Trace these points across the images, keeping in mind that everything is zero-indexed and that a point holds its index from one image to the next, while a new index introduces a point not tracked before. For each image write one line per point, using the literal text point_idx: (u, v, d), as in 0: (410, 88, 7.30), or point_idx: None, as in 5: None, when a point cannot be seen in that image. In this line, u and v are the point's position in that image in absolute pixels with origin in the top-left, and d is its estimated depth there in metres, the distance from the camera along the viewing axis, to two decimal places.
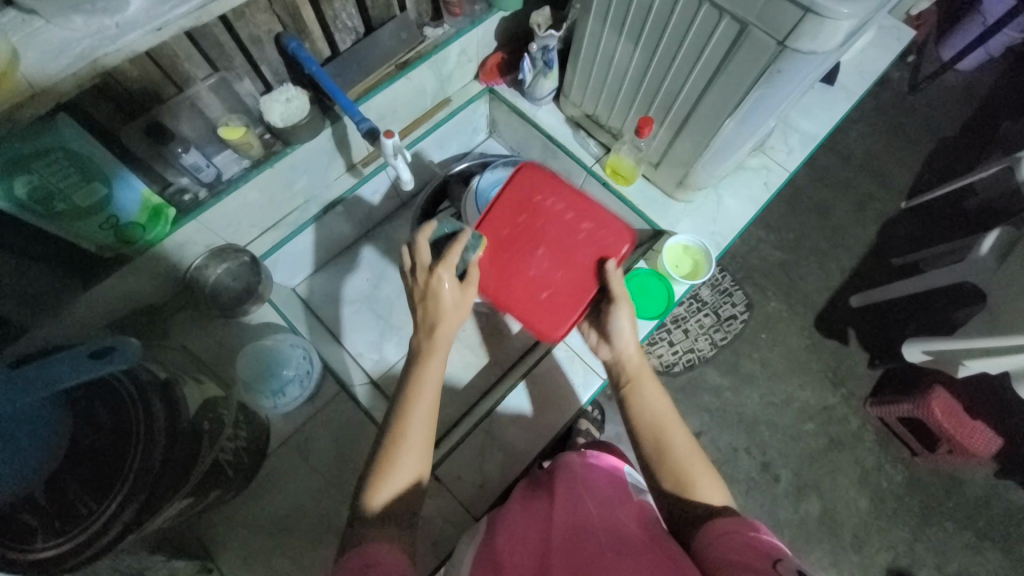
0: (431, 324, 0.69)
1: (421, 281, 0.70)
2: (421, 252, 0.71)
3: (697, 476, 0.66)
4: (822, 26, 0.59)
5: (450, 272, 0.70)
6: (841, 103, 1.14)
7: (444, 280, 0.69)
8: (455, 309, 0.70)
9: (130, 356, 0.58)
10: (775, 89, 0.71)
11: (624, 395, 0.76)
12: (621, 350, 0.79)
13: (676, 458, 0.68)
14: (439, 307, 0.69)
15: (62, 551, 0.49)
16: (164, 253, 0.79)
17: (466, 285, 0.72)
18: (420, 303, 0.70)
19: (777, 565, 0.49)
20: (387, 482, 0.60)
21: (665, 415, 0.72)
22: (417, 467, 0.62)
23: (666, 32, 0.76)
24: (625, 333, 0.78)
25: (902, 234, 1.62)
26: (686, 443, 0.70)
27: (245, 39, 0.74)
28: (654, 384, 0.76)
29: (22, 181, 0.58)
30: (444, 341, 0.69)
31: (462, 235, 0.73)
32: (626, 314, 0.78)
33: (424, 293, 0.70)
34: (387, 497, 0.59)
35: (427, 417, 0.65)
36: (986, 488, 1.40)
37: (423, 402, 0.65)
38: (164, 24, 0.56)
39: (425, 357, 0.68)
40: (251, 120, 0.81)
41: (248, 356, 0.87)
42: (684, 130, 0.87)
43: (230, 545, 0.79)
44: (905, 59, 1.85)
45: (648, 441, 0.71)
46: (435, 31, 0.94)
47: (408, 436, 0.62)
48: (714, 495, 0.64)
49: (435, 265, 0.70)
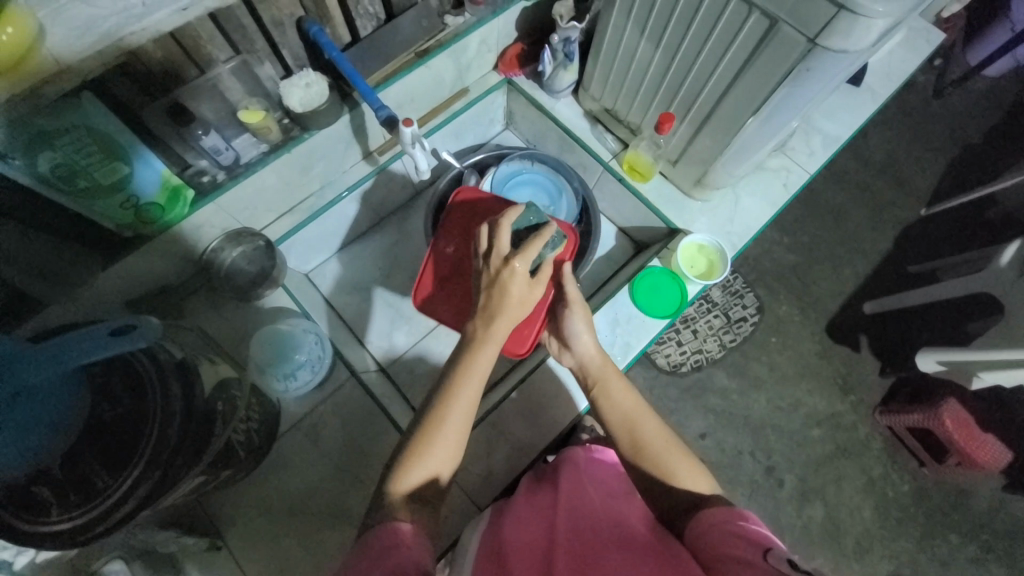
0: (491, 314, 0.67)
1: (493, 268, 0.68)
2: (498, 237, 0.69)
3: (675, 465, 0.67)
4: (855, 24, 0.58)
5: (524, 266, 0.67)
6: (865, 105, 1.12)
7: (516, 272, 0.66)
8: (519, 306, 0.67)
9: (150, 334, 0.59)
10: (802, 89, 0.70)
11: (594, 398, 0.77)
12: (582, 354, 0.79)
13: (654, 450, 0.69)
14: (503, 300, 0.66)
15: (76, 525, 0.52)
16: (182, 234, 0.80)
17: (537, 280, 0.69)
18: (486, 290, 0.68)
19: (768, 553, 0.49)
20: (414, 468, 0.60)
21: (634, 409, 0.73)
22: (449, 455, 0.62)
23: (693, 26, 0.75)
24: (584, 338, 0.79)
25: (920, 242, 1.59)
26: (660, 431, 0.71)
27: (267, 22, 0.73)
28: (620, 382, 0.76)
29: (45, 159, 0.59)
30: (499, 338, 0.66)
31: (544, 229, 0.69)
32: (582, 317, 0.79)
33: (493, 281, 0.68)
34: (415, 482, 0.60)
35: (465, 412, 0.64)
36: (993, 502, 1.38)
37: (463, 395, 0.64)
38: (187, 4, 0.58)
39: (478, 345, 0.66)
40: (270, 104, 0.81)
41: (263, 339, 0.89)
42: (706, 127, 0.85)
43: (237, 525, 0.80)
44: (931, 63, 1.80)
45: (623, 437, 0.71)
46: (456, 19, 0.92)
47: (447, 423, 0.62)
48: (700, 484, 0.65)
49: (511, 255, 0.67)
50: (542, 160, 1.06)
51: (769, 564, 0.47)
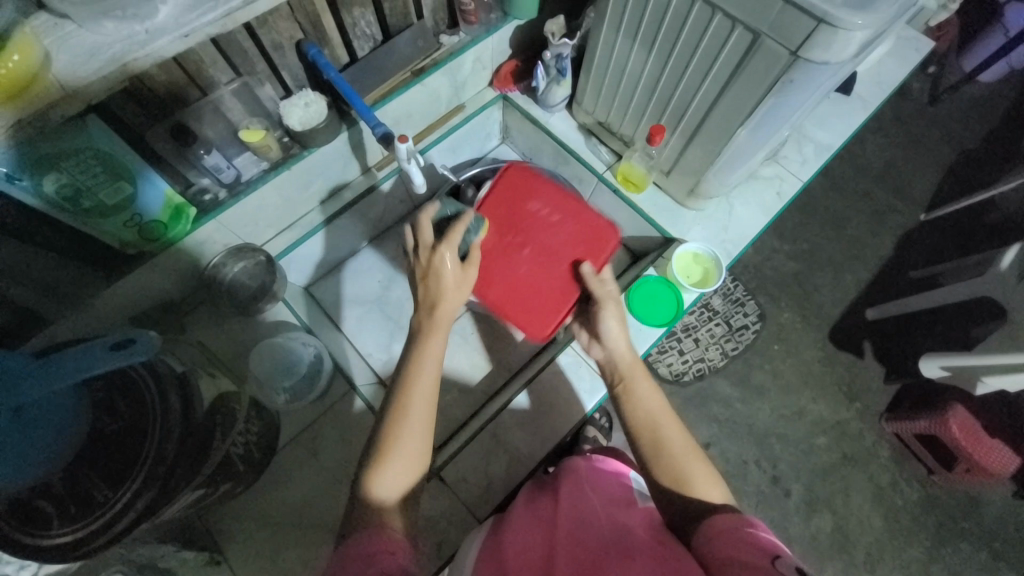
0: (433, 300, 0.72)
1: (423, 258, 0.74)
2: (423, 229, 0.75)
3: (693, 472, 0.66)
4: (834, 37, 0.59)
5: (451, 252, 0.74)
6: (857, 113, 1.13)
7: (444, 258, 0.73)
8: (457, 288, 0.73)
9: (149, 349, 0.58)
10: (787, 99, 0.71)
11: (618, 394, 0.76)
12: (612, 350, 0.79)
13: (672, 457, 0.68)
14: (442, 287, 0.72)
15: (75, 537, 0.53)
16: (185, 251, 0.82)
17: (467, 265, 0.75)
18: (422, 283, 0.74)
19: (776, 561, 0.48)
20: (385, 474, 0.60)
21: (660, 414, 0.72)
22: (420, 450, 0.63)
23: (679, 40, 0.77)
24: (615, 334, 0.79)
25: (920, 246, 1.59)
26: (683, 440, 0.70)
27: (268, 46, 0.76)
28: (648, 385, 0.75)
29: (51, 180, 0.61)
30: (446, 318, 0.71)
31: (463, 217, 0.78)
32: (614, 314, 0.80)
33: (426, 271, 0.73)
34: (384, 485, 0.60)
35: (427, 399, 0.65)
36: (1005, 509, 1.36)
37: (422, 382, 0.66)
38: (191, 31, 0.58)
39: (427, 335, 0.70)
40: (271, 123, 0.84)
41: (261, 353, 0.91)
42: (696, 138, 0.87)
43: (237, 540, 0.80)
44: (925, 70, 1.82)
45: (644, 437, 0.71)
46: (451, 38, 0.96)
47: (409, 415, 0.63)
48: (712, 490, 0.64)
49: (436, 244, 0.74)
50: None
51: (775, 568, 0.47)
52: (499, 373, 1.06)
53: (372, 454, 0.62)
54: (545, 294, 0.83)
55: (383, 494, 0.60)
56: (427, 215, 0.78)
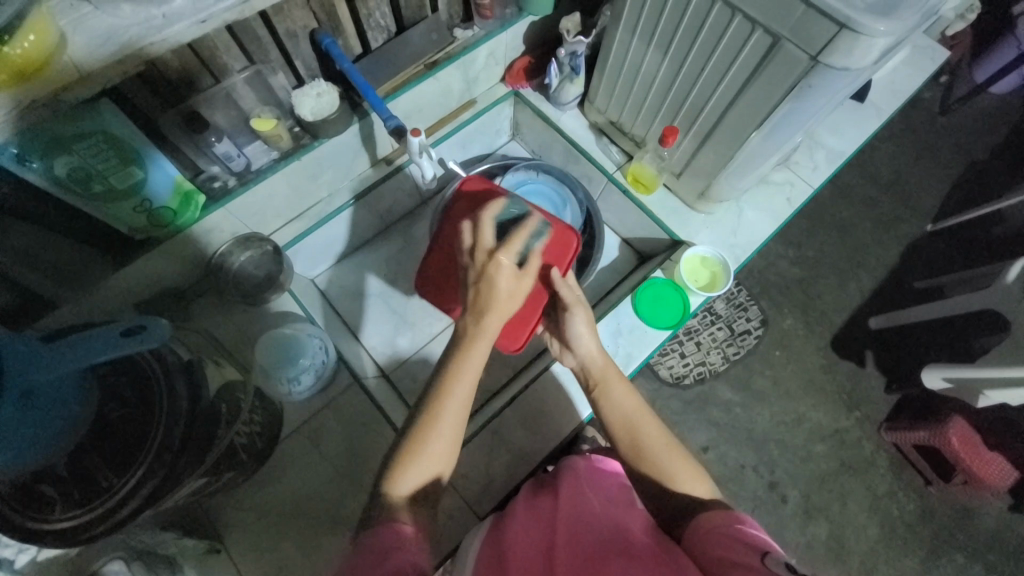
0: (481, 309, 0.61)
1: (478, 262, 0.63)
2: (482, 231, 0.64)
3: (673, 470, 0.67)
4: (856, 43, 0.59)
5: (510, 260, 0.62)
6: (869, 121, 1.13)
7: (502, 265, 0.62)
8: (509, 301, 0.62)
9: (161, 335, 0.57)
10: (804, 104, 0.71)
11: (595, 399, 0.74)
12: (585, 356, 0.76)
13: (650, 457, 0.68)
14: (493, 296, 0.61)
15: (78, 523, 0.53)
16: (193, 238, 0.81)
17: (525, 271, 0.63)
18: (473, 285, 0.63)
19: (765, 557, 0.50)
20: (407, 473, 0.60)
21: (636, 414, 0.71)
22: (446, 452, 0.62)
23: (697, 42, 0.76)
24: (583, 338, 0.75)
25: (926, 257, 1.58)
26: (661, 437, 0.69)
27: (282, 34, 0.76)
28: (621, 385, 0.73)
29: (62, 163, 0.61)
30: (491, 332, 0.62)
31: (528, 222, 0.66)
32: (584, 317, 0.75)
33: (480, 275, 0.62)
34: (407, 487, 0.60)
35: (459, 411, 0.62)
36: (1000, 522, 1.36)
37: (457, 394, 0.62)
38: (208, 17, 0.58)
39: (470, 341, 0.62)
40: (282, 112, 0.83)
41: (268, 343, 0.89)
42: (710, 141, 0.86)
43: (237, 529, 0.80)
44: (937, 79, 1.81)
45: (623, 441, 0.70)
46: (465, 32, 0.95)
47: (440, 423, 0.61)
48: (696, 488, 0.65)
49: (496, 248, 0.63)
50: (547, 171, 1.07)
51: (766, 568, 0.48)
52: (501, 371, 1.05)
53: (398, 450, 0.62)
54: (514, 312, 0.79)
55: (400, 494, 0.59)
56: (490, 215, 0.66)
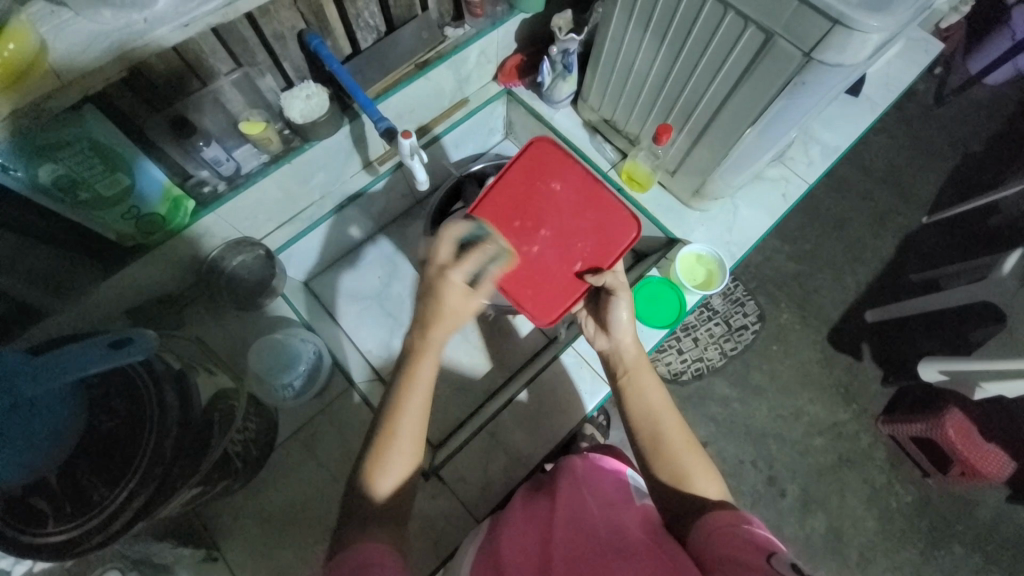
0: (428, 320, 0.64)
1: (430, 278, 0.64)
2: (436, 247, 0.65)
3: (692, 468, 0.66)
4: (850, 38, 0.58)
5: (462, 277, 0.64)
6: (864, 115, 1.12)
7: (452, 281, 0.63)
8: (456, 316, 0.64)
9: (147, 347, 0.58)
10: (798, 101, 0.70)
11: (622, 385, 0.74)
12: (620, 341, 0.76)
13: (670, 453, 0.67)
14: (440, 309, 0.63)
15: (70, 537, 0.52)
16: (184, 243, 0.81)
17: (477, 290, 0.64)
18: (422, 298, 0.65)
19: (772, 558, 0.50)
20: (383, 471, 0.60)
21: (661, 408, 0.70)
22: (410, 456, 0.62)
23: (690, 38, 0.75)
24: (623, 322, 0.75)
25: (922, 250, 1.58)
26: (682, 433, 0.68)
27: (269, 36, 0.74)
28: (651, 376, 0.74)
29: (46, 170, 0.59)
30: (437, 344, 0.64)
31: (484, 244, 0.65)
32: (627, 303, 0.76)
33: (427, 291, 0.64)
34: (389, 486, 0.61)
35: (418, 424, 0.63)
36: (996, 512, 1.37)
37: (411, 407, 0.62)
38: (191, 20, 0.57)
39: (418, 355, 0.64)
40: (271, 115, 0.82)
41: (260, 349, 0.86)
42: (703, 138, 0.86)
43: (235, 535, 0.80)
44: (932, 71, 1.81)
45: (645, 432, 0.69)
46: (456, 31, 0.94)
47: (395, 437, 0.61)
48: (711, 487, 0.64)
49: (450, 263, 0.64)
50: None
51: (771, 568, 0.48)
52: (499, 371, 1.05)
53: (371, 447, 0.62)
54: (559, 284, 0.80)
55: (382, 493, 0.60)
56: (449, 232, 0.66)
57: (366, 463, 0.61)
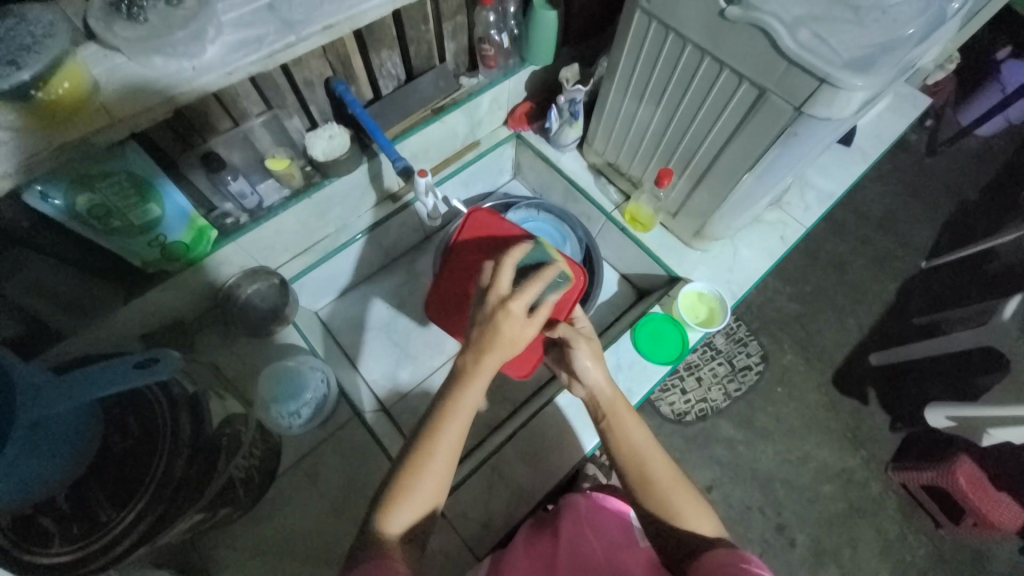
0: (481, 348, 0.61)
1: (490, 307, 0.62)
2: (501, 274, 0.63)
3: (681, 504, 0.64)
4: (837, 96, 0.63)
5: (522, 307, 0.61)
6: (857, 163, 1.17)
7: (512, 313, 0.60)
8: (513, 345, 0.61)
9: (173, 366, 0.59)
10: (791, 150, 0.75)
11: (605, 427, 0.70)
12: (592, 386, 0.73)
13: (660, 490, 0.64)
14: (495, 339, 0.61)
15: (75, 558, 0.50)
16: (203, 271, 0.84)
17: (531, 322, 0.62)
18: (479, 324, 0.62)
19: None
20: (399, 508, 0.59)
21: (646, 448, 0.67)
22: (432, 493, 0.61)
23: (689, 91, 0.81)
24: (591, 370, 0.73)
25: (922, 294, 1.60)
26: (669, 471, 0.66)
27: (299, 82, 0.81)
28: (631, 414, 0.70)
29: (83, 199, 0.64)
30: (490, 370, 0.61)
31: (547, 270, 0.63)
32: (589, 351, 0.74)
33: (487, 319, 0.61)
34: (396, 529, 0.59)
35: (449, 449, 0.61)
36: (1015, 568, 1.31)
37: (447, 431, 0.61)
38: (235, 69, 0.62)
39: (466, 381, 0.61)
40: (295, 153, 0.88)
41: (271, 376, 0.90)
42: (703, 183, 0.90)
43: (229, 569, 0.78)
44: (923, 123, 1.89)
45: (630, 472, 0.66)
46: (470, 80, 1.01)
47: (425, 470, 0.60)
48: (703, 524, 0.63)
49: (508, 295, 0.62)
50: (548, 209, 1.11)
51: None
52: (502, 405, 1.05)
53: (392, 484, 0.61)
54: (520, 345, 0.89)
55: (394, 534, 0.59)
56: (512, 256, 0.64)
57: (379, 503, 0.61)
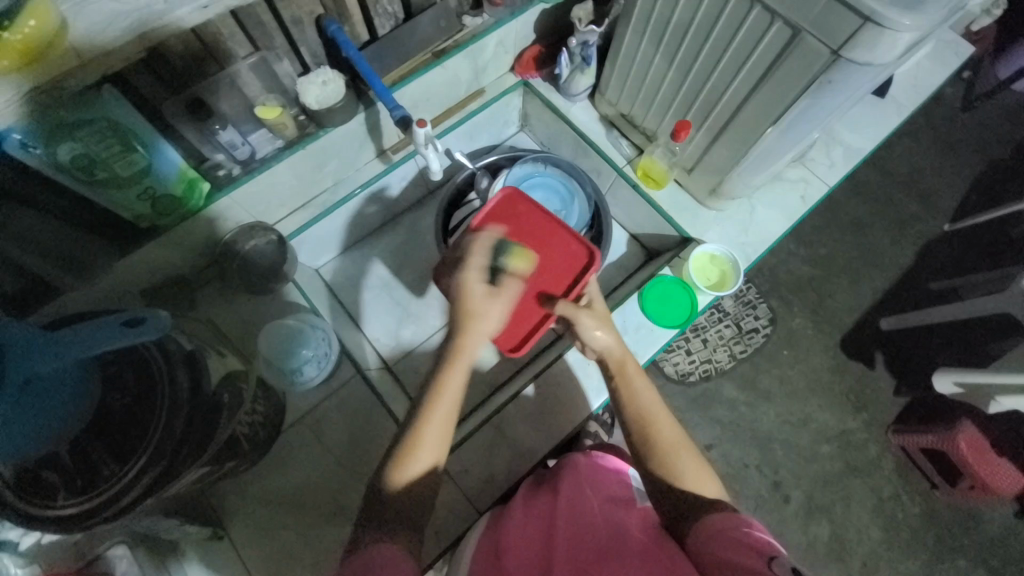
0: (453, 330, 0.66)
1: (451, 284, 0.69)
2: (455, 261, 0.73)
3: (684, 468, 0.64)
4: (881, 37, 0.56)
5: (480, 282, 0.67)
6: (889, 117, 1.09)
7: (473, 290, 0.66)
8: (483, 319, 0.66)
9: (161, 327, 0.58)
10: (823, 100, 0.68)
11: (615, 389, 0.71)
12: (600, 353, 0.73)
13: (662, 450, 0.65)
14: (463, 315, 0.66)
15: (82, 509, 0.53)
16: (200, 225, 0.81)
17: (496, 295, 0.67)
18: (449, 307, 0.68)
19: (772, 563, 0.50)
20: (412, 458, 0.60)
21: (654, 408, 0.68)
22: (438, 450, 0.62)
23: (714, 32, 0.73)
24: (599, 339, 0.72)
25: (942, 259, 1.55)
26: (674, 432, 0.66)
27: (287, 20, 0.74)
28: (641, 375, 0.71)
29: (65, 148, 0.60)
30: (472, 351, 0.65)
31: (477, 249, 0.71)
32: (594, 322, 0.72)
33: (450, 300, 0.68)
34: (412, 475, 0.60)
35: (441, 425, 0.62)
36: (1004, 528, 1.35)
37: (441, 406, 0.62)
38: (209, 1, 0.58)
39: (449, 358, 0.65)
40: (287, 100, 0.82)
41: (271, 333, 0.89)
42: (723, 136, 0.84)
43: (240, 517, 0.81)
44: (960, 74, 1.75)
45: (635, 432, 0.67)
46: (474, 20, 0.93)
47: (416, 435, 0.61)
48: (703, 486, 0.63)
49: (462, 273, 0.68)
50: (555, 163, 1.05)
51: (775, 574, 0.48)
52: (506, 365, 1.05)
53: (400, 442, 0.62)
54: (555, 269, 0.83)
55: (396, 485, 0.60)
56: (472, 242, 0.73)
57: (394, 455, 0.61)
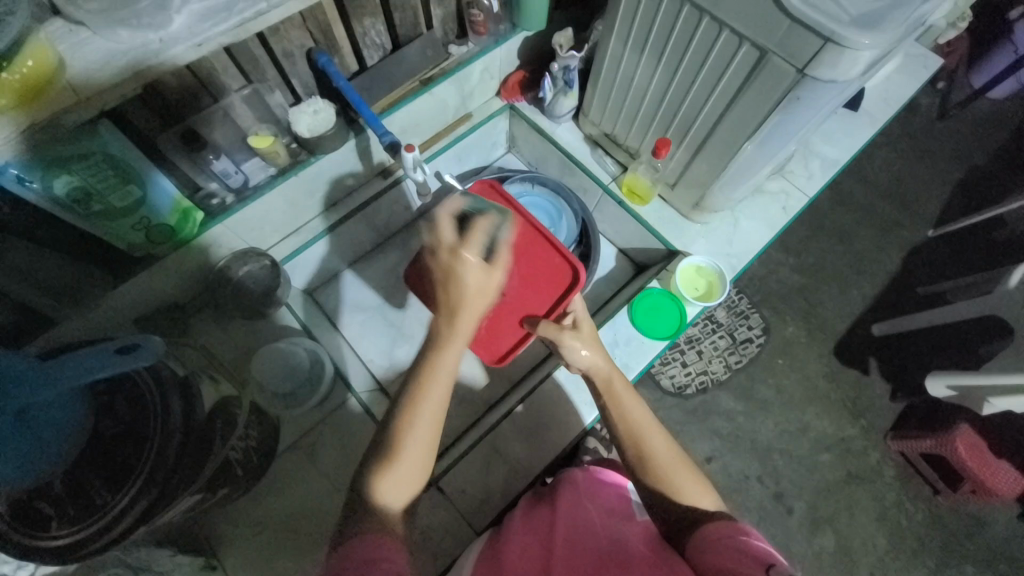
0: (453, 308, 0.61)
1: (443, 261, 0.61)
2: (442, 228, 0.62)
3: (680, 478, 0.64)
4: (841, 56, 0.59)
5: (474, 253, 0.61)
6: (864, 129, 1.13)
7: (467, 260, 0.61)
8: (478, 296, 0.62)
9: (153, 354, 0.57)
10: (793, 116, 0.71)
11: (603, 407, 0.71)
12: (589, 368, 0.72)
13: (659, 467, 0.65)
14: (461, 292, 0.61)
15: (76, 539, 0.53)
16: (195, 253, 0.82)
17: (494, 265, 0.62)
18: (441, 287, 0.62)
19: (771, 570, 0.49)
20: (386, 476, 0.58)
21: (644, 425, 0.67)
22: (421, 464, 0.60)
23: (687, 54, 0.77)
24: (584, 359, 0.72)
25: (928, 263, 1.58)
26: (668, 448, 0.66)
27: (278, 54, 0.77)
28: (631, 394, 0.70)
29: (62, 183, 0.62)
30: (465, 333, 0.62)
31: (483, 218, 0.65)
32: (581, 340, 0.73)
33: (446, 275, 0.61)
34: (386, 497, 0.58)
35: (430, 425, 0.60)
36: (1010, 531, 1.34)
37: (429, 400, 0.60)
38: (205, 40, 0.59)
39: (443, 346, 0.61)
40: (279, 130, 0.85)
41: (263, 357, 0.91)
42: (702, 152, 0.87)
43: (235, 545, 0.80)
44: (934, 86, 1.82)
45: (630, 452, 0.67)
46: (459, 48, 0.96)
47: (403, 452, 0.58)
48: (702, 499, 0.63)
49: (458, 244, 0.62)
50: (542, 182, 1.08)
51: None
52: (500, 382, 1.05)
53: (374, 457, 0.60)
54: (537, 283, 0.87)
55: (393, 509, 0.58)
56: (446, 215, 0.66)
57: (371, 471, 0.59)
